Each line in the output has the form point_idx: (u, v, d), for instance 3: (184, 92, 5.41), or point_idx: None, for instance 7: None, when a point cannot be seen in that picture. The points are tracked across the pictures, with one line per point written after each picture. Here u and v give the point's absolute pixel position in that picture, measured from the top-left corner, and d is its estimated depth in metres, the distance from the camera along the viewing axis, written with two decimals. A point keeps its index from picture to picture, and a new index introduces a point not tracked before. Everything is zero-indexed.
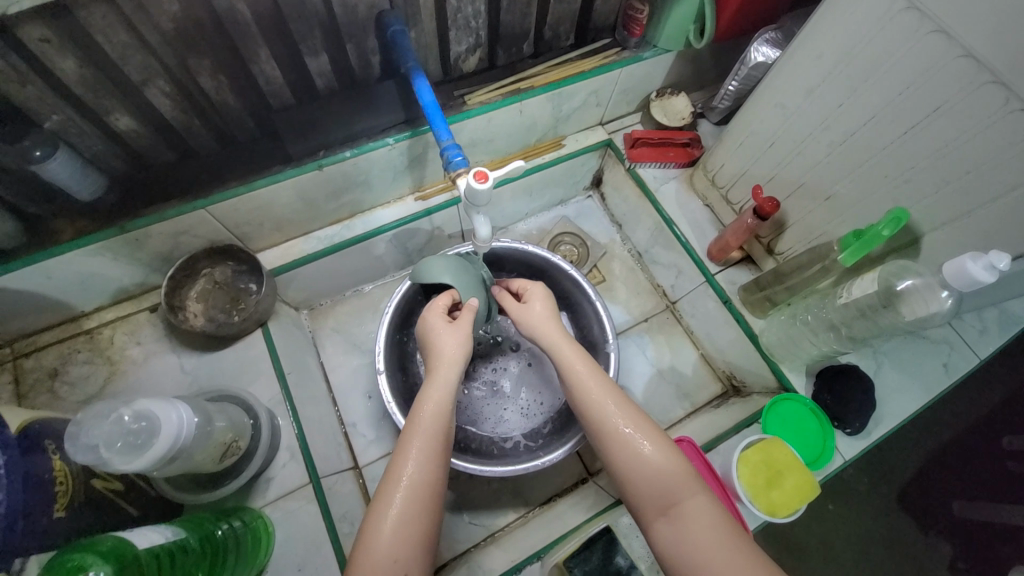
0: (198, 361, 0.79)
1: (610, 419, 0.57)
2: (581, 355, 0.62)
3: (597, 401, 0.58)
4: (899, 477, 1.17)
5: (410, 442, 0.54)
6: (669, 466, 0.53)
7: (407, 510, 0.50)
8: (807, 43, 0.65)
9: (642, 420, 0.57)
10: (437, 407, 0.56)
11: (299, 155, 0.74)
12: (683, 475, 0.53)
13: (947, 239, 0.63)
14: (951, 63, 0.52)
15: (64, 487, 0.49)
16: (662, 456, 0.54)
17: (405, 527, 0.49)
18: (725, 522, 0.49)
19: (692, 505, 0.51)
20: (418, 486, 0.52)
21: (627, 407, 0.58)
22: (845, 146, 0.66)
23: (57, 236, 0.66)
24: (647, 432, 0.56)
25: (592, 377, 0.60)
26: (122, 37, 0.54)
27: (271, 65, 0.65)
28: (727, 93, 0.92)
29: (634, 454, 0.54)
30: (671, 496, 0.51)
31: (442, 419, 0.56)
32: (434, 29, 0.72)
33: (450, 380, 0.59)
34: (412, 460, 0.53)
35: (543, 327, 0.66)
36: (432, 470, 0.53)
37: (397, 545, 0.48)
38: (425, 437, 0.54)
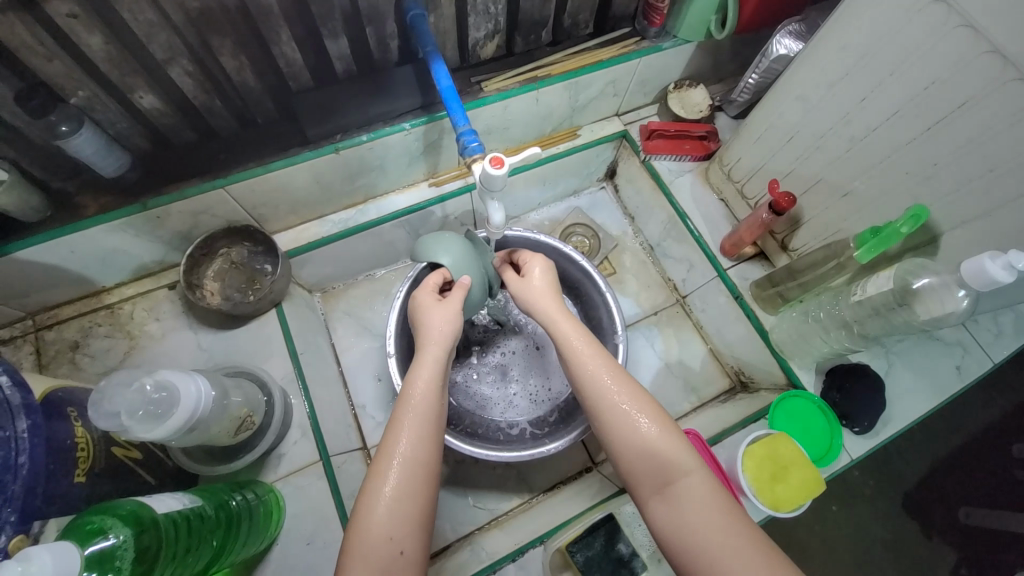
0: (214, 339, 0.80)
1: (606, 395, 0.57)
2: (578, 330, 0.62)
3: (592, 378, 0.59)
4: (906, 481, 1.16)
5: (404, 416, 0.55)
6: (664, 445, 0.53)
7: (404, 485, 0.51)
8: (831, 35, 0.64)
9: (639, 398, 0.57)
10: (427, 383, 0.57)
11: (316, 138, 0.75)
12: (677, 451, 0.53)
13: (966, 238, 0.62)
14: (978, 58, 0.51)
15: (86, 453, 0.51)
16: (658, 434, 0.54)
17: (402, 500, 0.50)
18: (719, 500, 0.50)
19: (686, 483, 0.51)
20: (413, 463, 0.52)
21: (623, 384, 0.58)
22: (865, 142, 0.65)
23: (81, 211, 0.68)
24: (644, 410, 0.56)
25: (590, 353, 0.60)
26: (147, 15, 0.55)
27: (291, 47, 0.66)
28: (746, 86, 0.91)
29: (629, 430, 0.55)
30: (666, 473, 0.52)
31: (434, 394, 0.57)
32: (453, 14, 0.72)
33: (441, 358, 0.60)
34: (407, 435, 0.54)
35: (543, 302, 0.66)
36: (427, 444, 0.54)
37: (395, 518, 0.49)
38: (417, 416, 0.55)
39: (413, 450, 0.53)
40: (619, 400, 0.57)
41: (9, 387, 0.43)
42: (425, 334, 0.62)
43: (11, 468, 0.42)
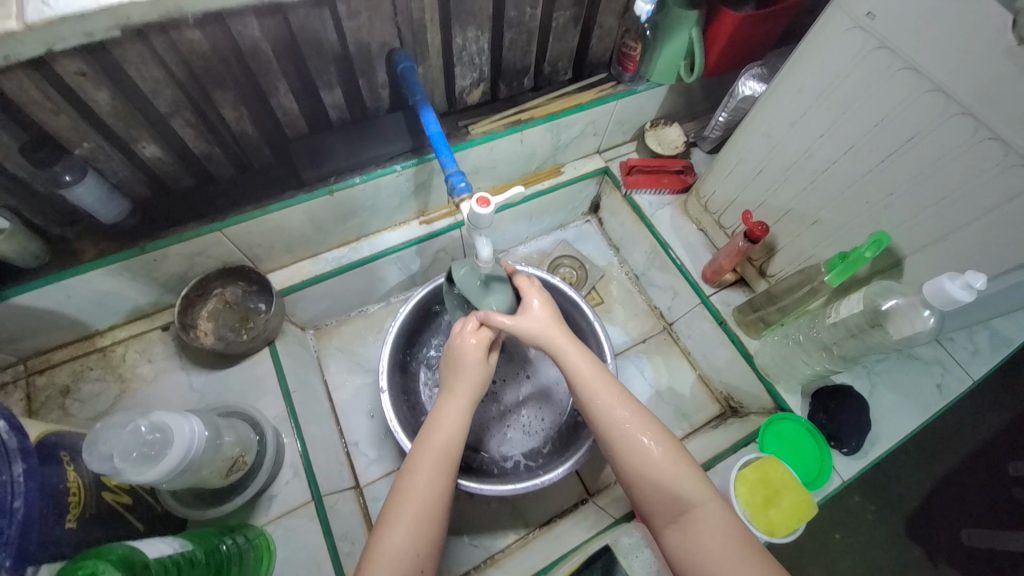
0: (207, 379, 0.81)
1: (619, 424, 0.59)
2: (589, 358, 0.64)
3: (603, 406, 0.60)
4: (905, 504, 1.16)
5: (424, 449, 0.59)
6: (676, 475, 0.55)
7: (422, 512, 0.55)
8: (788, 79, 0.69)
9: (653, 429, 0.59)
10: (452, 423, 0.61)
11: (310, 181, 0.78)
12: (692, 479, 0.55)
13: (927, 261, 0.65)
14: (921, 96, 0.56)
15: (77, 497, 0.50)
16: (671, 465, 0.56)
17: (420, 526, 0.54)
18: (732, 530, 0.52)
19: (701, 512, 0.53)
20: (429, 494, 0.56)
21: (637, 412, 0.60)
22: (828, 173, 0.70)
23: (79, 256, 0.70)
24: (659, 440, 0.58)
25: (599, 379, 0.62)
26: (153, 72, 0.58)
27: (289, 98, 0.70)
28: (717, 124, 0.97)
29: (643, 458, 0.57)
30: (681, 502, 0.54)
31: (456, 432, 0.61)
32: (440, 65, 0.77)
33: (461, 396, 0.64)
34: (428, 467, 0.58)
35: (552, 334, 0.66)
36: (444, 476, 0.58)
37: (415, 542, 0.53)
38: (436, 451, 0.59)
39: (432, 482, 0.57)
40: (635, 430, 0.58)
41: (6, 432, 0.44)
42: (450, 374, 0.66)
43: (6, 512, 0.42)
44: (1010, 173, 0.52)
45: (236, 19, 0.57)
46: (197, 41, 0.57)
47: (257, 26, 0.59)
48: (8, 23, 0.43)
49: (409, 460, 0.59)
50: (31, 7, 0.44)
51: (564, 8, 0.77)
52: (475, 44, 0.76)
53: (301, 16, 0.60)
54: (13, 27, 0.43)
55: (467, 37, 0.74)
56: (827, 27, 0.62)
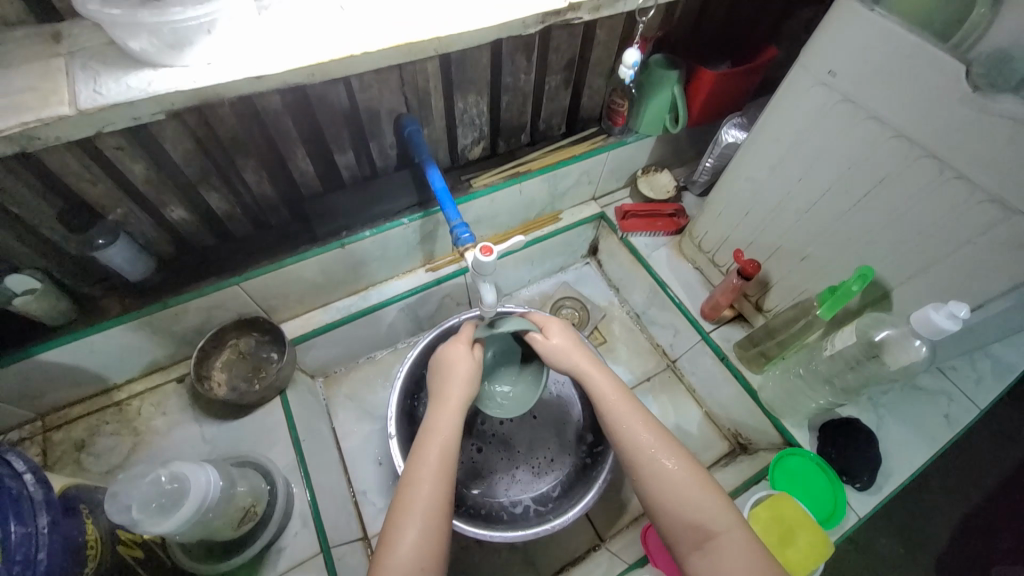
0: (219, 430, 0.82)
1: (643, 447, 0.60)
2: (611, 383, 0.67)
3: (628, 429, 0.61)
4: (933, 545, 1.11)
5: (426, 459, 0.59)
6: (700, 498, 0.55)
7: (426, 524, 0.55)
8: (763, 129, 0.75)
9: (674, 451, 0.59)
10: (450, 429, 0.63)
11: (324, 235, 0.83)
12: (716, 504, 0.55)
13: (914, 293, 0.67)
14: (887, 142, 0.61)
15: (94, 551, 0.51)
16: (695, 488, 0.56)
17: (425, 539, 0.54)
18: (758, 555, 0.51)
19: (726, 537, 0.53)
20: (432, 503, 0.56)
21: (660, 437, 0.61)
22: (810, 213, 0.74)
23: (104, 312, 0.73)
24: (681, 462, 0.58)
25: (619, 400, 0.64)
26: (185, 145, 0.64)
27: (306, 162, 0.76)
28: (704, 169, 1.03)
29: (667, 481, 0.57)
30: (703, 527, 0.54)
31: (451, 443, 0.62)
32: (443, 126, 0.84)
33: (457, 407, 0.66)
34: (433, 476, 0.58)
35: (574, 355, 0.70)
36: (445, 490, 0.58)
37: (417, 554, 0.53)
38: (441, 459, 0.60)
39: (433, 496, 0.57)
40: (659, 452, 0.59)
41: (33, 485, 0.46)
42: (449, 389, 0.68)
43: (30, 565, 0.43)
44: (980, 208, 0.56)
45: (261, 96, 0.64)
46: (227, 116, 0.64)
47: (280, 101, 0.66)
48: (63, 109, 0.49)
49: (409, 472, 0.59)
50: (85, 96, 0.50)
51: (555, 73, 0.85)
52: (475, 107, 0.83)
53: (319, 90, 0.67)
54: (67, 112, 0.49)
55: (468, 101, 0.82)
56: (795, 84, 0.68)
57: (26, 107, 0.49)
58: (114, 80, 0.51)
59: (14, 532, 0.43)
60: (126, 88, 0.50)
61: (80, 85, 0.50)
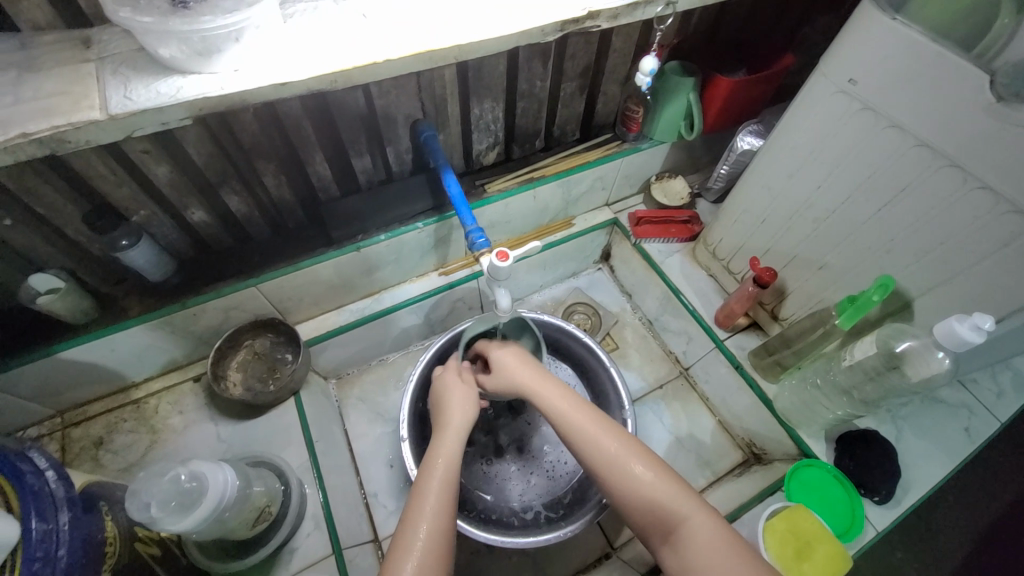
0: (233, 429, 0.83)
1: (605, 452, 0.58)
2: (564, 393, 0.65)
3: (584, 435, 0.60)
4: (951, 560, 1.08)
5: (423, 494, 0.58)
6: (659, 489, 0.55)
7: (427, 560, 0.53)
8: (781, 137, 0.75)
9: (626, 442, 0.59)
10: (448, 463, 0.62)
11: (340, 238, 0.84)
12: (679, 496, 0.54)
13: (937, 304, 0.66)
14: (909, 150, 0.60)
15: (113, 548, 0.52)
16: (652, 476, 0.55)
17: None
18: (723, 541, 0.50)
19: (691, 527, 0.52)
20: (433, 542, 0.54)
21: (611, 433, 0.60)
22: (829, 221, 0.73)
23: (125, 312, 0.75)
24: (638, 456, 0.57)
25: (572, 402, 0.63)
26: (207, 148, 0.66)
27: (324, 166, 0.77)
28: (719, 176, 1.03)
29: (632, 481, 0.56)
30: (668, 520, 0.53)
31: (451, 474, 0.61)
32: (459, 132, 0.85)
33: (457, 440, 0.65)
34: (430, 513, 0.57)
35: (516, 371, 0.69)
36: (445, 523, 0.57)
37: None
38: (440, 491, 0.59)
39: (433, 531, 0.55)
40: (623, 455, 0.57)
41: (54, 482, 0.47)
42: (445, 417, 0.68)
43: (51, 562, 0.43)
44: (1003, 220, 0.55)
45: (282, 102, 0.65)
46: (249, 121, 0.65)
47: (300, 105, 0.67)
48: (94, 113, 0.50)
49: (410, 505, 0.58)
50: (116, 102, 0.51)
51: (570, 79, 0.85)
52: (491, 113, 0.84)
53: (338, 96, 0.68)
54: (98, 117, 0.50)
55: (483, 107, 0.82)
56: (814, 91, 0.68)
57: (58, 110, 0.50)
58: (144, 86, 0.52)
59: (36, 528, 0.44)
60: (156, 94, 0.52)
61: (110, 91, 0.52)
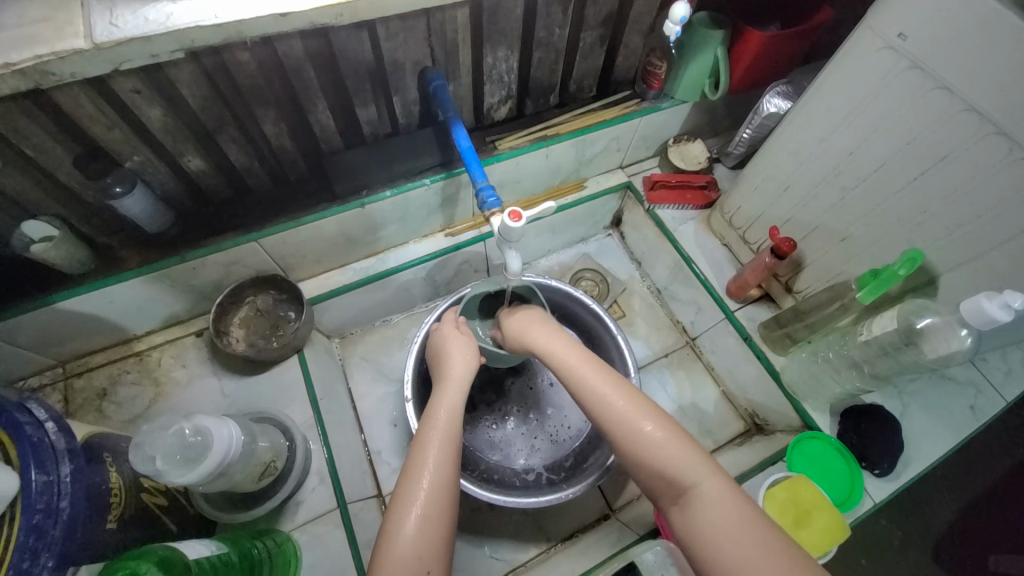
0: (237, 385, 0.83)
1: (615, 411, 0.56)
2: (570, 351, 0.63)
3: (597, 393, 0.58)
4: (934, 529, 1.11)
5: (426, 447, 0.58)
6: (670, 450, 0.52)
7: (430, 509, 0.53)
8: (816, 98, 0.70)
9: (639, 402, 0.57)
10: (450, 415, 0.61)
11: (343, 194, 0.81)
12: (684, 454, 0.52)
13: (964, 280, 0.64)
14: (956, 115, 0.56)
15: (117, 498, 0.53)
16: (663, 436, 0.53)
17: (429, 525, 0.52)
18: (731, 502, 0.48)
19: (698, 489, 0.50)
20: (436, 493, 0.54)
21: (624, 392, 0.58)
22: (858, 190, 0.70)
23: (123, 263, 0.73)
24: (651, 417, 0.55)
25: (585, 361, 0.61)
26: (202, 90, 0.61)
27: (326, 115, 0.72)
28: (741, 140, 0.98)
29: (632, 433, 0.54)
30: (673, 480, 0.51)
31: (453, 426, 0.60)
32: (470, 82, 0.80)
33: (460, 392, 0.64)
34: (432, 466, 0.56)
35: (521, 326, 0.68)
36: (448, 475, 0.56)
37: (421, 543, 0.51)
38: (441, 443, 0.58)
39: (436, 483, 0.55)
40: (631, 413, 0.55)
41: (54, 433, 0.47)
42: (447, 371, 0.67)
43: (53, 513, 0.44)
44: None
45: (282, 40, 0.60)
46: (245, 60, 0.60)
47: (301, 46, 0.62)
48: (78, 42, 0.46)
49: (413, 456, 0.58)
50: (101, 29, 0.47)
51: (591, 28, 0.79)
52: (504, 62, 0.78)
53: (342, 37, 0.63)
54: (82, 46, 0.46)
55: (497, 55, 0.77)
56: (856, 48, 0.62)
57: (39, 38, 0.46)
58: (130, 11, 0.48)
59: (36, 480, 0.44)
60: (144, 21, 0.48)
61: (95, 17, 0.47)
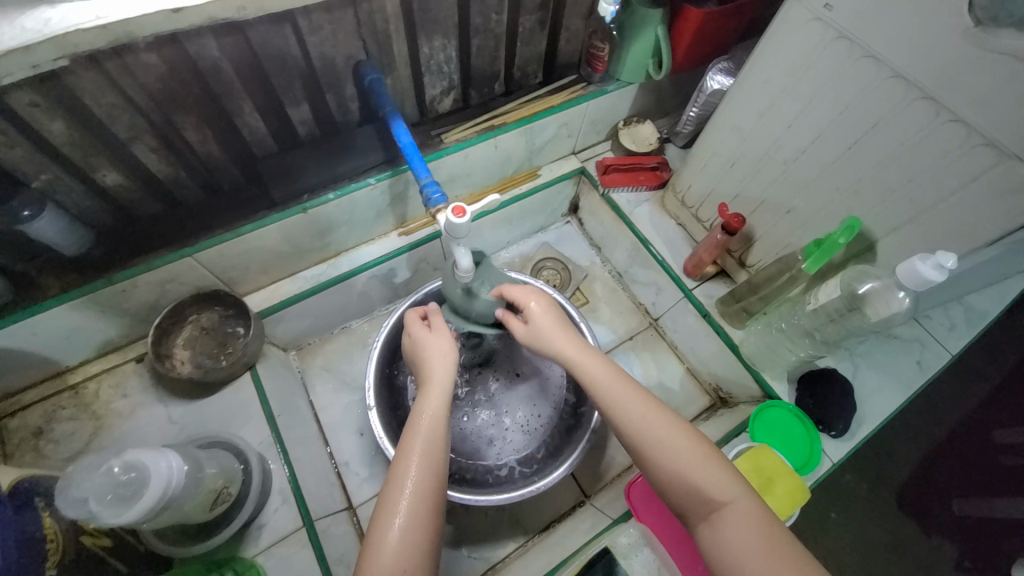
0: (186, 410, 0.78)
1: (643, 424, 0.56)
2: (601, 364, 0.62)
3: (622, 406, 0.58)
4: (895, 479, 1.18)
5: (409, 454, 0.56)
6: (693, 467, 0.52)
7: (414, 517, 0.52)
8: (754, 73, 0.70)
9: (659, 415, 0.56)
10: (433, 420, 0.59)
11: (283, 199, 0.77)
12: (707, 470, 0.52)
13: (899, 243, 0.66)
14: (883, 82, 0.57)
15: (54, 544, 0.51)
16: (684, 451, 0.53)
17: (414, 535, 0.51)
18: (758, 528, 0.47)
19: (728, 514, 0.49)
20: (420, 499, 0.53)
21: (644, 403, 0.58)
22: (799, 162, 0.71)
23: (44, 291, 0.67)
24: (672, 430, 0.55)
25: (613, 375, 0.61)
26: (109, 98, 0.56)
27: (254, 117, 0.68)
28: (689, 119, 0.99)
29: (657, 447, 0.54)
30: (699, 495, 0.51)
31: (439, 432, 0.58)
32: (409, 75, 0.77)
33: (444, 394, 0.62)
34: (418, 472, 0.55)
35: (557, 331, 0.66)
36: (433, 479, 0.55)
37: (405, 555, 0.49)
38: (426, 449, 0.57)
39: (422, 488, 0.54)
40: (648, 425, 0.56)
41: None
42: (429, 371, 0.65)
43: None
44: (973, 153, 0.53)
45: (192, 39, 0.55)
46: (153, 64, 0.55)
47: (216, 46, 0.57)
48: None
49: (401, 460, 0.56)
50: None
51: (529, 12, 0.77)
52: (442, 52, 0.76)
53: (262, 33, 0.59)
54: None
55: (434, 46, 0.74)
56: (787, 20, 0.63)
57: None
58: (5, 22, 0.43)
59: None
60: (21, 31, 0.43)
61: None
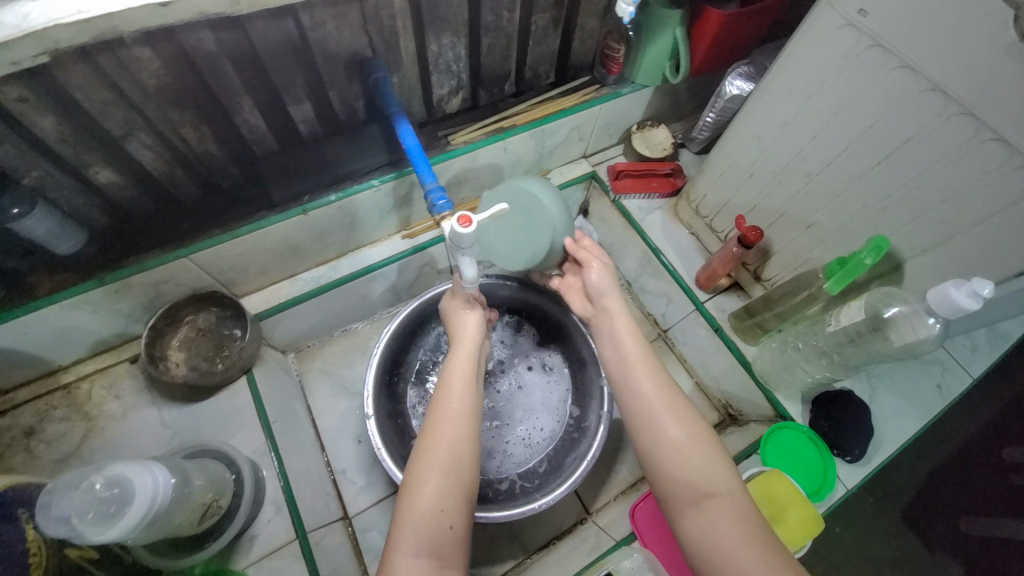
0: (180, 413, 0.77)
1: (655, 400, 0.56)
2: (629, 335, 0.62)
3: (637, 378, 0.58)
4: (904, 495, 1.14)
5: (439, 406, 0.58)
6: (700, 450, 0.52)
7: (444, 464, 0.53)
8: (778, 78, 0.67)
9: (672, 396, 0.56)
10: (461, 378, 0.61)
11: (283, 201, 0.74)
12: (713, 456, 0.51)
13: (928, 265, 0.63)
14: (919, 95, 0.53)
15: (37, 559, 0.49)
16: (692, 435, 0.53)
17: (448, 482, 0.52)
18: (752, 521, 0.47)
19: (721, 500, 0.48)
20: (448, 448, 0.54)
21: (659, 380, 0.57)
22: (823, 175, 0.67)
23: (34, 291, 0.65)
24: (683, 413, 0.55)
25: (634, 346, 0.61)
26: (101, 94, 0.54)
27: (254, 114, 0.65)
28: (705, 124, 0.95)
29: (666, 424, 0.54)
30: (703, 480, 0.50)
31: (468, 393, 0.60)
32: (416, 73, 0.73)
33: (470, 357, 0.64)
34: (448, 424, 0.56)
35: (607, 289, 0.65)
36: (465, 438, 0.56)
37: (439, 497, 0.51)
38: (456, 404, 0.58)
39: (453, 438, 0.55)
40: (661, 403, 0.55)
41: None
42: (459, 338, 0.67)
43: None
44: (1015, 176, 0.50)
45: (188, 33, 0.53)
46: (147, 58, 0.53)
47: (213, 39, 0.55)
48: None
49: (431, 419, 0.57)
50: None
51: (543, 10, 0.74)
52: (451, 50, 0.72)
53: (262, 27, 0.56)
54: None
55: (442, 43, 0.71)
56: (817, 25, 0.59)
57: None
58: None
59: None
60: None
61: None
